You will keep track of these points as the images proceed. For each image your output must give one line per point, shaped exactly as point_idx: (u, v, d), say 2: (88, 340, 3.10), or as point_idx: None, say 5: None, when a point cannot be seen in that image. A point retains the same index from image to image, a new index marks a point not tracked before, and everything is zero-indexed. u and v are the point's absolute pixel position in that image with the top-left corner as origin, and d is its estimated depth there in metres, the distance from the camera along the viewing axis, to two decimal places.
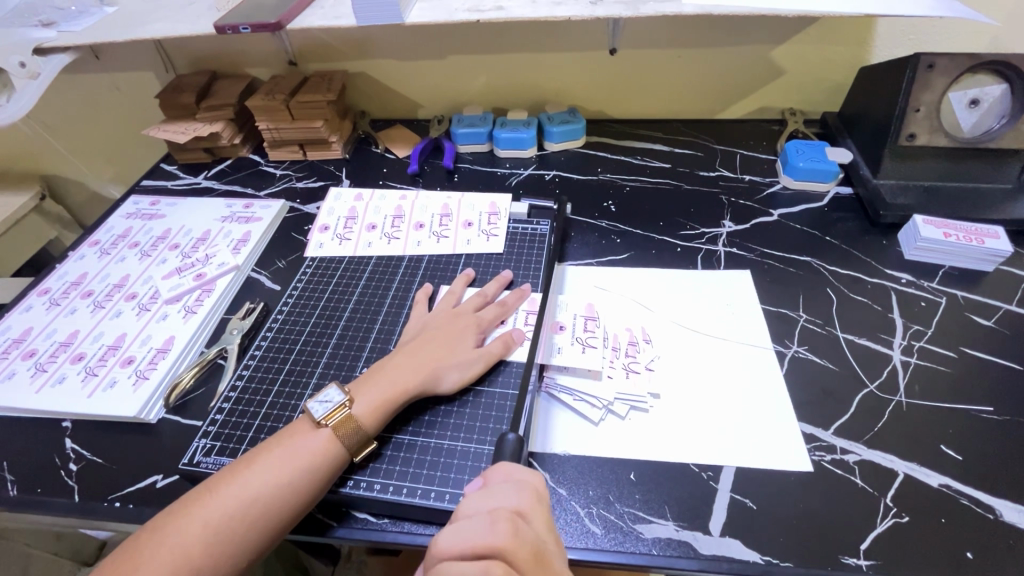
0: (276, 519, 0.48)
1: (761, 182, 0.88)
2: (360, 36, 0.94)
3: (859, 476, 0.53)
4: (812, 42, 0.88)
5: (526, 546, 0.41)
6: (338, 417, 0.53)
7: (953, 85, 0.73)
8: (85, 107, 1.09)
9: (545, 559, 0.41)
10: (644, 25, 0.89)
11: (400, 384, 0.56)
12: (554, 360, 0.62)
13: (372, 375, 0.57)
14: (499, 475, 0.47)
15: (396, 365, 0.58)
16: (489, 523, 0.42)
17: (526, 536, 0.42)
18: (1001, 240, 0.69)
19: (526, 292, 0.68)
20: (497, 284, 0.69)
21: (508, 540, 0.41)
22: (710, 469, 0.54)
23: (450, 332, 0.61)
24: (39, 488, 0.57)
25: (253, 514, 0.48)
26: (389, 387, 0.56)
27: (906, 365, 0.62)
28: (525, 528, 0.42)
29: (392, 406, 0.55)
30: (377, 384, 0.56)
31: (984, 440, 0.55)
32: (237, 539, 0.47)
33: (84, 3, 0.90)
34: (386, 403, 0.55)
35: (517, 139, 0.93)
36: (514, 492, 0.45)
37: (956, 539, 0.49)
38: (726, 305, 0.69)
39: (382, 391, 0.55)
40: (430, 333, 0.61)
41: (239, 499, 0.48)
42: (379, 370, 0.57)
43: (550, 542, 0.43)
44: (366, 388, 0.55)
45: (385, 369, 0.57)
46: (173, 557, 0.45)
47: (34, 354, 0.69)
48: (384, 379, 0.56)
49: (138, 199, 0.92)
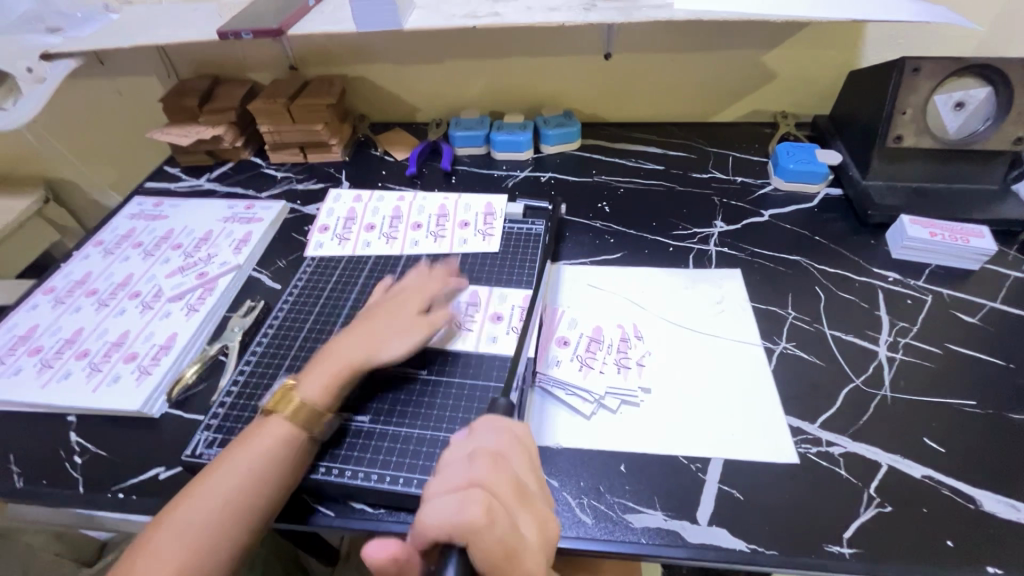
0: (272, 492, 0.51)
1: (752, 183, 0.90)
2: (360, 42, 0.96)
3: (844, 467, 0.55)
4: (802, 47, 0.90)
5: (507, 477, 0.43)
6: (287, 400, 0.55)
7: (938, 88, 0.75)
8: (89, 111, 1.11)
9: (526, 498, 0.43)
10: (637, 31, 0.91)
11: (340, 361, 0.58)
12: (551, 371, 0.63)
13: (315, 360, 0.59)
14: (487, 424, 0.48)
15: (340, 343, 0.60)
16: (469, 461, 0.43)
17: (503, 471, 0.43)
18: (986, 239, 0.71)
19: (474, 271, 0.71)
20: (449, 268, 0.71)
21: (488, 479, 0.42)
22: (699, 461, 0.56)
23: (393, 308, 0.63)
24: (45, 480, 0.59)
25: (252, 491, 0.50)
26: (329, 366, 0.57)
27: (892, 361, 0.63)
28: (506, 467, 0.44)
29: (340, 381, 0.57)
30: (318, 366, 0.58)
31: (966, 433, 0.57)
32: (241, 518, 0.49)
33: (91, 9, 0.92)
34: (332, 379, 0.57)
35: (514, 142, 0.95)
36: (493, 435, 0.47)
37: (937, 528, 0.50)
38: (716, 304, 0.71)
39: (324, 372, 0.57)
40: (372, 312, 0.64)
41: (234, 483, 0.50)
42: (320, 356, 0.59)
43: (527, 484, 0.44)
44: (308, 373, 0.57)
45: (327, 351, 0.59)
46: (183, 545, 0.46)
47: (40, 350, 0.71)
48: (323, 362, 0.58)
49: (142, 201, 0.94)
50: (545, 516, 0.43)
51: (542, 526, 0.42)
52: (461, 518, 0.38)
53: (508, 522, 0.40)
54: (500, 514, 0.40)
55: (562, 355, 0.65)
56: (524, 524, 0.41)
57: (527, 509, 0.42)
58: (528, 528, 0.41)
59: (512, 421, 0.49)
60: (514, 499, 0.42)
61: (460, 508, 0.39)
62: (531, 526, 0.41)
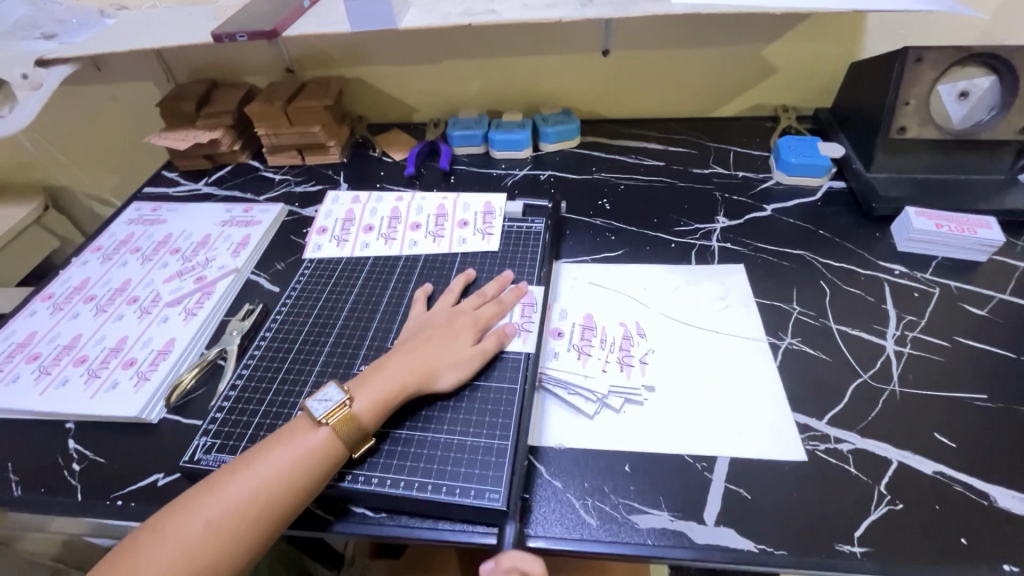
0: (268, 521, 0.49)
1: (754, 178, 0.89)
2: (356, 43, 0.96)
3: (853, 464, 0.54)
4: (802, 39, 0.89)
5: None
6: (340, 415, 0.53)
7: (942, 77, 0.73)
8: (85, 118, 1.11)
9: None
10: (635, 26, 0.90)
11: (397, 381, 0.57)
12: (550, 364, 0.63)
13: (370, 373, 0.57)
14: (508, 563, 0.47)
15: (394, 362, 0.58)
16: None
17: None
18: (994, 230, 0.70)
19: (523, 290, 0.68)
20: (515, 296, 0.68)
21: None
22: (705, 460, 0.55)
23: (451, 328, 0.62)
24: (43, 488, 0.58)
25: (251, 515, 0.48)
26: (387, 384, 0.56)
27: (899, 355, 0.62)
28: None
29: (391, 403, 0.56)
30: (375, 381, 0.56)
31: (979, 429, 0.55)
32: (236, 541, 0.47)
33: (85, 15, 0.90)
34: (383, 400, 0.55)
35: (512, 140, 0.94)
36: None
37: (950, 525, 0.49)
38: (721, 300, 0.70)
39: (380, 388, 0.56)
40: (431, 330, 0.62)
41: (240, 498, 0.48)
42: (377, 369, 0.58)
43: None
44: (365, 386, 0.56)
45: (384, 366, 0.58)
46: (175, 556, 0.45)
47: (38, 357, 0.70)
48: (381, 377, 0.57)
49: (140, 205, 0.94)
50: None
51: None
52: None
53: None
54: None
55: (559, 348, 0.65)
56: None
57: None
58: None
59: (529, 558, 0.48)
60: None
61: None
62: None
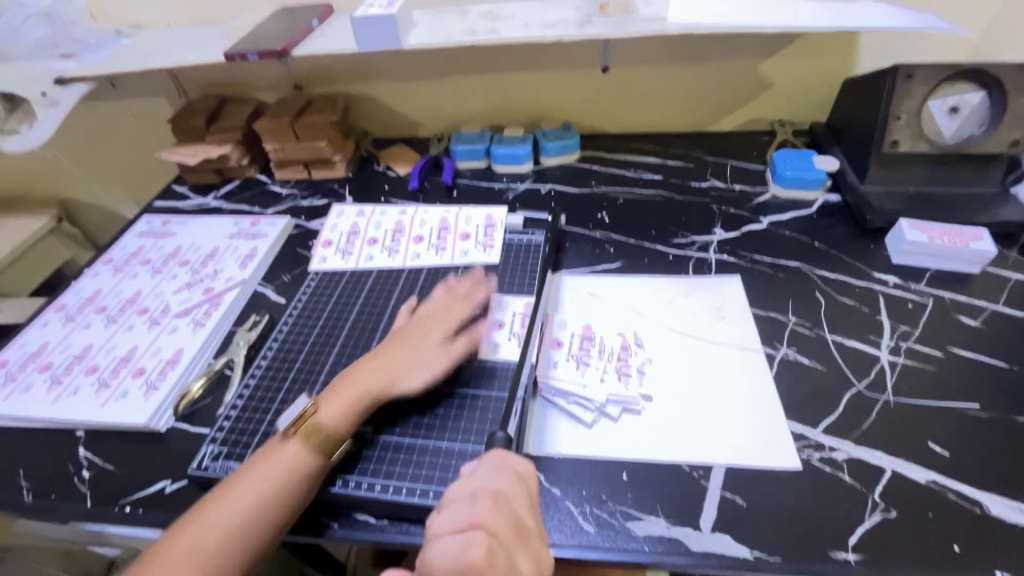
0: (265, 530, 0.51)
1: (751, 191, 0.90)
2: (363, 61, 0.99)
3: (847, 472, 0.54)
4: (797, 56, 0.91)
5: (507, 516, 0.43)
6: (306, 427, 0.56)
7: (932, 93, 0.75)
8: (99, 133, 1.14)
9: (525, 534, 0.43)
10: (633, 44, 0.92)
11: (361, 387, 0.59)
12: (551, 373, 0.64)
13: (337, 383, 0.60)
14: (496, 457, 0.48)
15: (360, 370, 0.61)
16: (471, 500, 0.44)
17: (505, 509, 0.44)
18: (986, 242, 0.71)
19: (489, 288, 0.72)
20: (481, 295, 0.71)
21: (487, 518, 0.43)
22: (701, 468, 0.56)
23: (418, 335, 0.64)
24: (53, 495, 0.60)
25: (259, 526, 0.51)
26: (353, 391, 0.58)
27: (894, 365, 0.63)
28: (506, 506, 0.44)
29: (358, 408, 0.58)
30: (342, 390, 0.59)
31: (972, 438, 0.56)
32: (235, 553, 0.50)
33: (103, 36, 0.95)
34: (350, 405, 0.57)
35: (513, 155, 0.96)
36: (498, 472, 0.47)
37: (943, 533, 0.50)
38: (717, 310, 0.71)
39: (347, 395, 0.58)
40: (395, 339, 0.64)
41: (247, 510, 0.51)
42: (344, 378, 0.60)
43: (530, 523, 0.45)
44: (331, 395, 0.58)
45: (351, 375, 0.60)
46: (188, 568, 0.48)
47: (50, 366, 0.72)
48: (347, 386, 0.59)
49: (150, 219, 0.96)
50: (541, 551, 0.44)
51: (538, 563, 0.43)
52: (464, 563, 0.40)
53: (507, 563, 0.41)
54: (499, 554, 0.41)
55: (559, 358, 0.66)
56: (520, 562, 0.42)
57: (524, 546, 0.43)
58: (525, 566, 0.42)
59: (514, 457, 0.49)
60: (514, 538, 0.42)
61: (462, 554, 0.40)
62: (528, 563, 0.42)
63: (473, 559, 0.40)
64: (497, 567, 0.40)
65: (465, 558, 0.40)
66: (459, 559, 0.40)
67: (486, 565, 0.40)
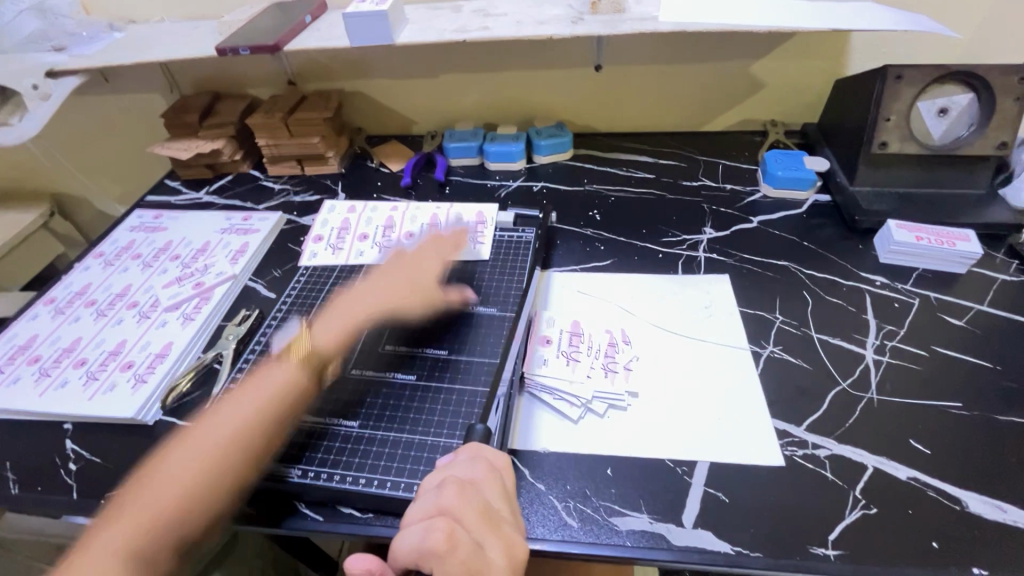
0: (244, 458, 0.56)
1: (742, 191, 0.91)
2: (356, 58, 0.99)
3: (829, 469, 0.55)
4: (789, 57, 0.92)
5: (474, 503, 0.43)
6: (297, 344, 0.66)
7: (921, 95, 0.76)
8: (92, 128, 1.14)
9: (494, 520, 0.43)
10: (626, 43, 0.93)
11: (353, 312, 0.70)
12: (539, 369, 0.64)
13: (328, 312, 0.71)
14: (470, 447, 0.49)
15: (348, 300, 0.71)
16: (438, 488, 0.45)
17: (472, 496, 0.44)
18: (972, 243, 0.71)
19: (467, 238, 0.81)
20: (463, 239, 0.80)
21: (452, 504, 0.43)
22: (685, 464, 0.56)
23: (403, 281, 0.72)
24: (39, 487, 0.60)
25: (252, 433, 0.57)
26: (347, 314, 0.70)
27: (878, 364, 0.64)
28: (475, 493, 0.44)
29: (347, 333, 0.68)
30: (333, 318, 0.69)
31: (954, 436, 0.57)
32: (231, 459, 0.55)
33: (95, 29, 0.95)
34: (341, 331, 0.68)
35: (505, 152, 0.97)
36: (470, 462, 0.47)
37: (923, 530, 0.50)
38: (705, 308, 0.72)
39: (339, 321, 0.69)
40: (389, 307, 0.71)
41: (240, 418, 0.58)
42: (335, 307, 0.71)
43: (502, 509, 0.44)
44: (325, 320, 0.69)
45: (339, 305, 0.71)
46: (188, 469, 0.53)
47: (39, 359, 0.72)
48: (341, 312, 0.70)
49: (142, 213, 0.96)
50: (513, 538, 0.43)
51: (510, 549, 0.42)
52: (424, 547, 0.40)
53: (470, 546, 0.41)
54: (461, 539, 0.41)
55: (548, 355, 0.66)
56: (488, 546, 0.41)
57: (493, 530, 0.42)
58: (494, 550, 0.41)
59: (490, 449, 0.49)
60: (481, 523, 0.42)
61: (423, 538, 0.41)
62: (497, 547, 0.42)
63: (432, 542, 0.40)
64: (459, 551, 0.40)
65: (426, 543, 0.40)
66: (421, 543, 0.41)
67: (447, 548, 0.40)
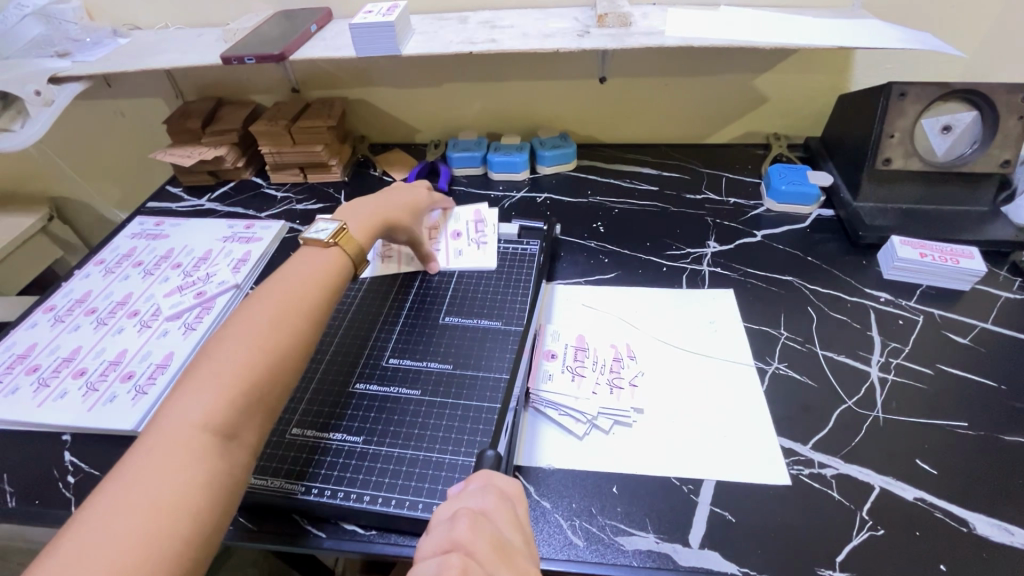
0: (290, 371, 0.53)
1: (745, 205, 0.91)
2: (360, 67, 0.99)
3: (836, 489, 0.55)
4: (792, 71, 0.92)
5: (486, 535, 0.43)
6: (343, 234, 0.65)
7: (925, 112, 0.76)
8: (92, 132, 1.13)
9: (507, 553, 0.42)
10: (631, 56, 0.93)
11: (378, 216, 0.72)
12: (543, 385, 0.64)
13: (350, 213, 0.70)
14: (481, 478, 0.49)
15: (363, 209, 0.72)
16: (451, 521, 0.44)
17: (484, 528, 0.43)
18: (975, 261, 0.72)
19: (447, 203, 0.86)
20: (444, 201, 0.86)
21: (464, 537, 0.42)
22: (691, 483, 0.56)
23: (401, 210, 0.75)
24: (37, 500, 0.59)
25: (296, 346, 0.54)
26: (370, 214, 0.71)
27: (883, 382, 0.64)
28: (487, 525, 0.44)
29: (376, 227, 0.70)
30: (359, 216, 0.70)
31: (959, 456, 0.57)
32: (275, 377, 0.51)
33: (99, 34, 0.95)
34: (370, 224, 0.70)
35: (509, 162, 0.97)
36: (482, 493, 0.47)
37: (931, 551, 0.50)
38: (709, 323, 0.71)
39: (366, 219, 0.70)
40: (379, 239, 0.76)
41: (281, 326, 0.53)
42: (355, 207, 0.71)
43: (515, 541, 0.44)
44: (350, 215, 0.70)
45: (359, 208, 0.71)
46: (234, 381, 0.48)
47: (38, 368, 0.71)
48: (364, 208, 0.71)
49: (144, 220, 0.96)
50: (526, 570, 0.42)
51: None
52: None
53: None
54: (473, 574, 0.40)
55: (553, 370, 0.66)
56: None
57: (506, 563, 0.41)
58: None
59: (501, 476, 0.49)
60: (494, 555, 0.42)
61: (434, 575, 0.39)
62: None
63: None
64: None
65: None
66: None
67: None
